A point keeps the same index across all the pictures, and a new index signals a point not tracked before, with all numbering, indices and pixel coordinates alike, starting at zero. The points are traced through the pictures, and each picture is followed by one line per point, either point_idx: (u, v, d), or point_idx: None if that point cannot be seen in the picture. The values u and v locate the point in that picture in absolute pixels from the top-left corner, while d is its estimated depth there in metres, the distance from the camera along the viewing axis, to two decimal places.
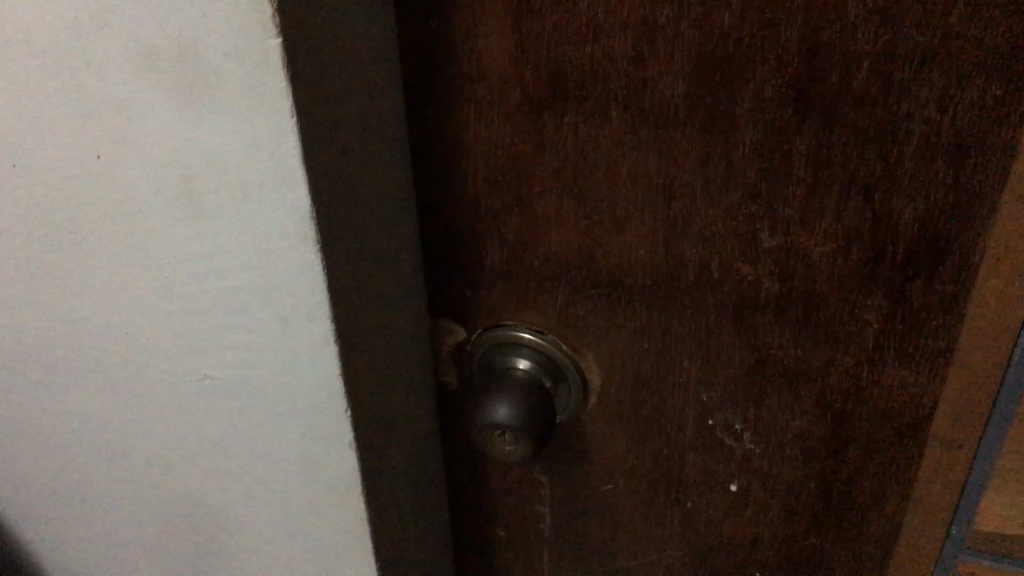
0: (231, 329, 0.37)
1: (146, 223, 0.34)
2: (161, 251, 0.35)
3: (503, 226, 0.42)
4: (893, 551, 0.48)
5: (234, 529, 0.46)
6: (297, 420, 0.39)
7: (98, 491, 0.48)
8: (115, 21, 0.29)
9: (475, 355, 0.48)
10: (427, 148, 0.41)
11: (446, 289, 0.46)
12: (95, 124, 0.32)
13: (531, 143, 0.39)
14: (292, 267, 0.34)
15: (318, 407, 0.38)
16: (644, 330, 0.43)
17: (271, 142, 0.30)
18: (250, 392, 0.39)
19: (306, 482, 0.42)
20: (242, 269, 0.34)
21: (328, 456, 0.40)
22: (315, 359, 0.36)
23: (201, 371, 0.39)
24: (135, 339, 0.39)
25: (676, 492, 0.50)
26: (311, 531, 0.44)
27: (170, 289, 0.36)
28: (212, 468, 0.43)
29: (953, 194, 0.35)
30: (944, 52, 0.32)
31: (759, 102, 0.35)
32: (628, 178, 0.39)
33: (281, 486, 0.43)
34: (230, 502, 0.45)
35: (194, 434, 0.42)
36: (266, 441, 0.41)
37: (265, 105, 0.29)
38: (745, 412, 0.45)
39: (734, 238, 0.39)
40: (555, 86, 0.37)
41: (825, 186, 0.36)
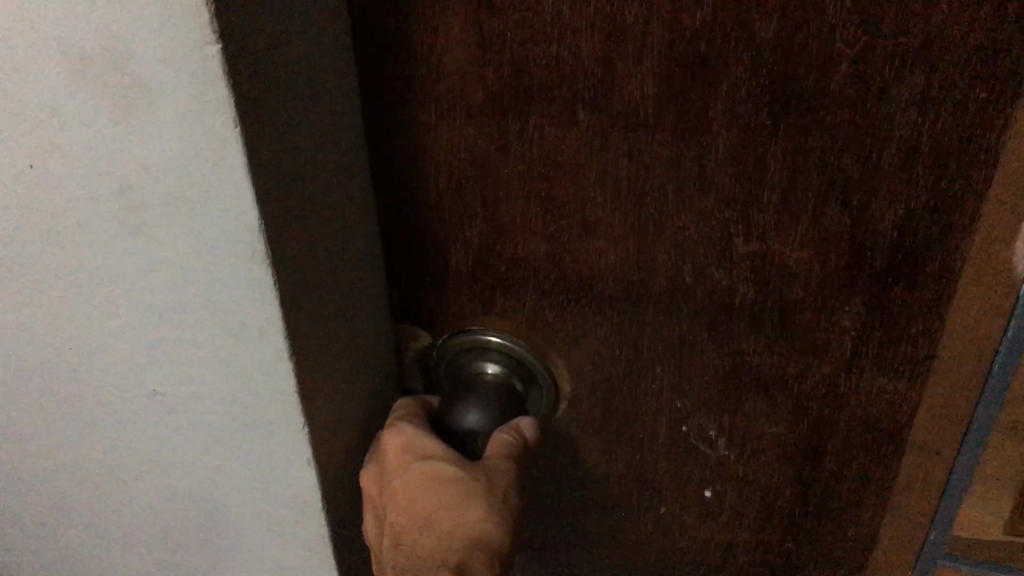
0: (179, 340, 0.36)
1: (86, 234, 0.33)
2: (104, 261, 0.34)
3: (469, 230, 0.41)
4: (871, 555, 0.48)
5: (189, 539, 0.45)
6: (251, 430, 0.38)
7: (47, 505, 0.47)
8: (44, 28, 0.28)
9: (445, 359, 0.47)
10: (386, 152, 0.40)
11: (409, 295, 0.45)
12: (29, 132, 0.31)
13: (496, 146, 0.38)
14: (242, 276, 0.33)
15: (272, 416, 0.37)
16: (615, 336, 0.43)
17: (216, 147, 0.29)
18: (202, 403, 0.38)
19: (262, 492, 0.41)
20: (188, 280, 0.34)
21: (285, 466, 0.39)
22: (268, 369, 0.36)
23: (150, 383, 0.38)
24: (81, 352, 0.38)
25: (650, 498, 0.49)
26: (274, 541, 0.43)
27: (114, 300, 0.36)
28: (164, 478, 0.42)
29: (933, 200, 0.35)
30: (924, 55, 0.31)
31: (732, 105, 0.34)
32: (598, 182, 0.38)
33: (236, 496, 0.42)
34: (185, 511, 0.44)
35: (146, 447, 0.41)
36: (223, 451, 0.40)
37: (207, 109, 0.28)
38: (719, 419, 0.44)
39: (707, 244, 0.38)
40: (520, 88, 0.36)
41: (799, 191, 0.36)
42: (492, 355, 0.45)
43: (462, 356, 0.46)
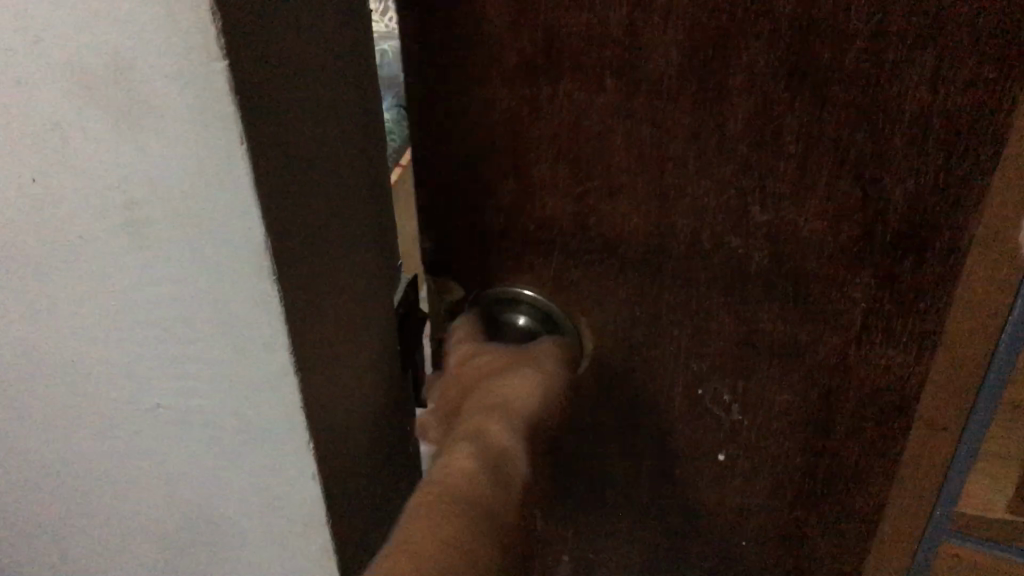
0: (186, 332, 0.39)
1: (97, 233, 0.36)
2: (115, 258, 0.37)
3: (499, 190, 0.43)
4: (880, 526, 0.49)
5: (198, 512, 0.49)
6: (254, 413, 0.41)
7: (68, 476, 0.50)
8: (60, 47, 0.31)
9: (472, 310, 0.49)
10: (424, 116, 0.42)
11: (444, 249, 0.47)
12: (47, 139, 0.34)
13: (527, 110, 0.40)
14: (246, 258, 0.35)
15: (280, 387, 0.39)
16: (634, 299, 0.45)
17: (224, 137, 0.31)
18: (211, 372, 0.41)
19: (265, 470, 0.44)
20: (195, 279, 0.37)
21: (286, 438, 0.41)
22: (269, 359, 0.39)
23: (163, 352, 0.41)
24: (94, 320, 0.41)
25: (666, 459, 0.51)
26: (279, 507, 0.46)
27: (125, 294, 0.39)
28: (174, 454, 0.46)
29: (942, 177, 0.36)
30: (937, 34, 0.33)
31: (752, 78, 0.36)
32: (623, 148, 0.40)
33: (240, 473, 0.45)
34: (193, 484, 0.47)
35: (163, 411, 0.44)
36: (231, 418, 0.42)
37: (213, 102, 0.31)
38: (734, 385, 0.46)
39: (723, 212, 0.40)
40: (551, 55, 0.38)
41: (813, 161, 0.38)
42: (522, 307, 0.48)
43: (490, 307, 0.48)
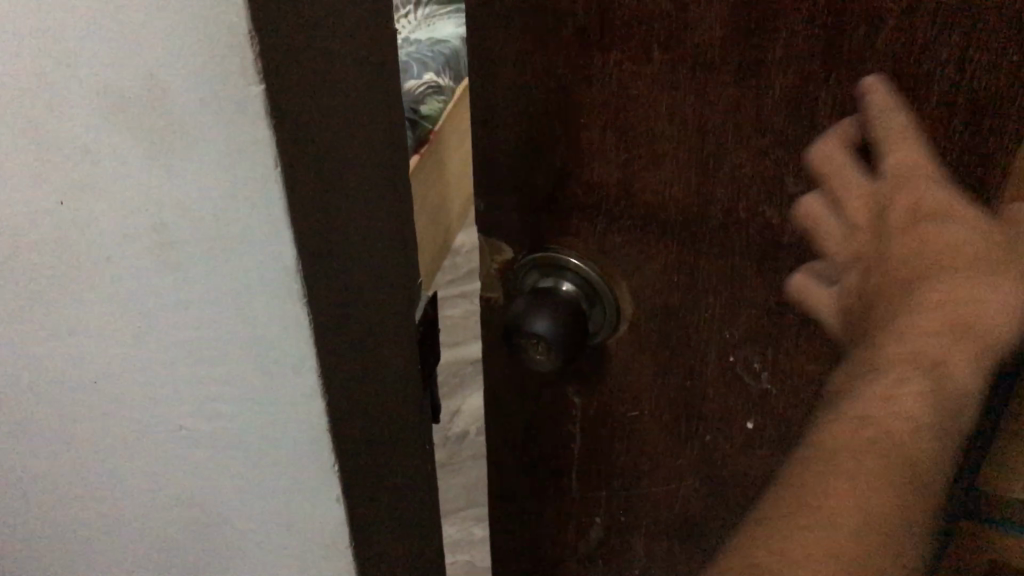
0: (201, 249, 0.42)
1: (117, 161, 0.40)
2: (128, 180, 0.40)
3: (550, 154, 0.45)
4: None
5: (209, 433, 0.52)
6: (240, 277, 0.43)
7: (94, 426, 0.54)
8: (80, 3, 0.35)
9: (518, 276, 0.50)
10: (481, 81, 0.45)
11: (495, 213, 0.49)
12: (65, 75, 0.38)
13: (579, 77, 0.42)
14: (243, 170, 0.39)
15: (280, 313, 0.44)
16: (674, 265, 0.46)
17: (238, 70, 0.35)
18: (202, 268, 0.43)
19: (246, 325, 0.45)
20: (206, 193, 0.40)
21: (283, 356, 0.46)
22: (271, 247, 0.41)
23: (141, 234, 0.42)
24: (81, 200, 0.42)
25: (695, 429, 0.52)
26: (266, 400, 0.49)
27: (138, 224, 0.42)
28: (184, 364, 0.48)
29: (968, 154, 0.37)
30: (965, 13, 0.35)
31: (790, 53, 0.38)
32: (666, 116, 0.42)
33: (236, 357, 0.47)
34: (206, 393, 0.50)
35: (148, 295, 0.45)
36: (223, 318, 0.45)
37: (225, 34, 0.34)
38: (764, 355, 0.47)
39: (759, 183, 0.42)
40: (604, 24, 0.41)
41: (846, 138, 0.39)
42: (567, 275, 0.48)
43: (536, 275, 0.49)
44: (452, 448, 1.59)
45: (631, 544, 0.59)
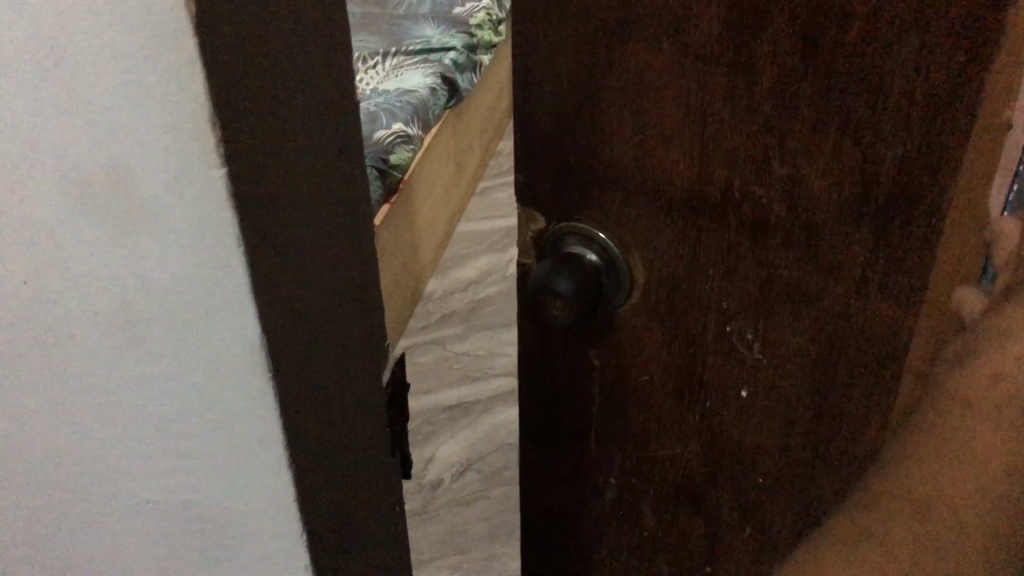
0: (149, 190, 0.43)
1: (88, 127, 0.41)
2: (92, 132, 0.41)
3: (579, 134, 0.53)
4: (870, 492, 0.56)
5: (181, 414, 0.53)
6: (218, 300, 0.47)
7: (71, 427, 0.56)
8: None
9: (551, 241, 0.58)
10: (526, 67, 0.53)
11: (531, 186, 0.57)
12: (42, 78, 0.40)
13: (603, 63, 0.50)
14: (207, 246, 0.44)
15: (222, 316, 0.47)
16: (679, 239, 0.53)
17: (192, 132, 0.40)
18: (167, 330, 0.49)
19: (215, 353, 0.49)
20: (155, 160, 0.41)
21: (238, 387, 0.50)
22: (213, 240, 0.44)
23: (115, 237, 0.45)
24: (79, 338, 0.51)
25: (697, 389, 0.60)
26: (246, 452, 0.54)
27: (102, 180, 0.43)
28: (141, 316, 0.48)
29: (927, 141, 0.44)
30: (919, 17, 0.41)
31: (775, 48, 0.45)
32: (674, 102, 0.49)
33: (195, 314, 0.48)
34: (165, 362, 0.50)
35: (131, 393, 0.53)
36: (171, 317, 0.48)
37: (191, 91, 0.39)
38: (756, 322, 0.55)
39: (751, 165, 0.49)
40: (624, 15, 0.48)
41: (823, 123, 0.46)
42: (594, 247, 0.56)
43: (568, 242, 0.57)
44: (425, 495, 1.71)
45: (640, 497, 0.67)
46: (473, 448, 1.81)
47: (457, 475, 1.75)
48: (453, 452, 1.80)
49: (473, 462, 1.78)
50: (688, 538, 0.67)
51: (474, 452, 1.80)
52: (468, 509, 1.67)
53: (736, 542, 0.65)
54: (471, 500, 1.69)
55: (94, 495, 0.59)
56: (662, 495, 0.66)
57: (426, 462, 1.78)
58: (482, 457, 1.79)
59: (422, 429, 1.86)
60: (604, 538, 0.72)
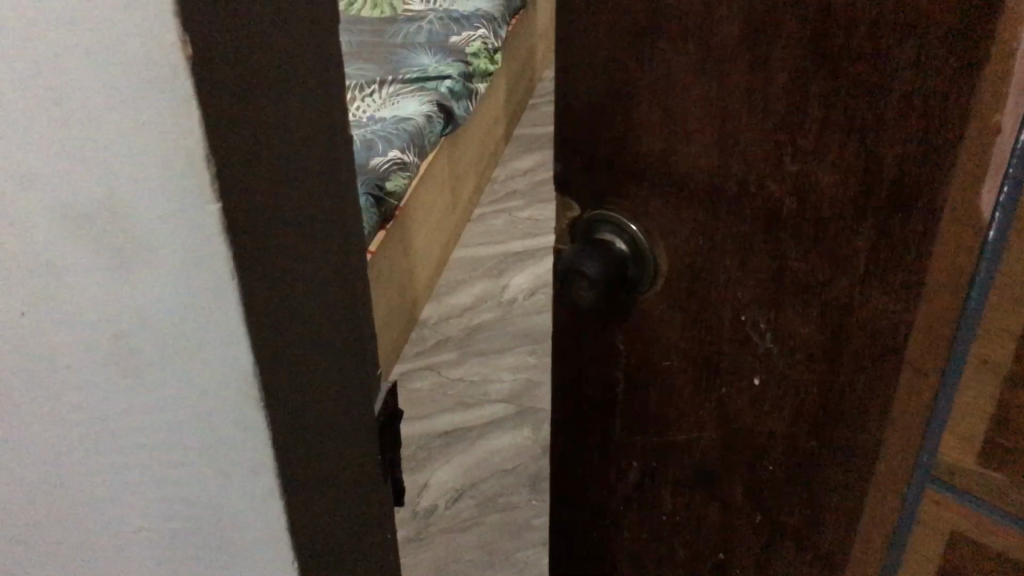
0: (179, 286, 0.46)
1: (89, 92, 0.40)
2: (98, 124, 0.41)
3: (610, 130, 0.58)
4: (874, 470, 0.61)
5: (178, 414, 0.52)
6: (226, 366, 0.49)
7: (72, 429, 0.55)
8: None
9: (582, 226, 0.62)
10: (563, 70, 0.58)
11: (569, 177, 0.62)
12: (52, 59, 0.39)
13: (634, 66, 0.55)
14: (204, 244, 0.44)
15: (235, 381, 0.49)
16: (698, 231, 0.58)
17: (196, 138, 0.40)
18: (174, 370, 0.50)
19: (227, 427, 0.52)
20: (157, 159, 0.41)
21: (239, 442, 0.53)
22: (221, 288, 0.46)
23: (128, 267, 0.46)
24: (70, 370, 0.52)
25: (713, 374, 0.64)
26: (226, 475, 0.55)
27: (103, 177, 0.43)
28: (145, 322, 0.48)
29: (925, 143, 0.47)
30: (917, 30, 0.45)
31: (788, 53, 0.49)
32: (697, 101, 0.54)
33: (213, 402, 0.51)
34: (167, 375, 0.51)
35: (125, 430, 0.54)
36: (171, 316, 0.47)
37: (194, 182, 0.42)
38: (768, 312, 0.59)
39: (765, 161, 0.53)
40: (654, 21, 0.53)
41: (830, 125, 0.50)
42: (623, 236, 0.61)
43: (598, 228, 0.61)
44: (420, 522, 1.72)
45: (658, 478, 0.73)
46: (466, 475, 1.81)
47: (452, 500, 1.76)
48: (448, 478, 1.80)
49: (467, 488, 1.79)
50: (699, 516, 0.73)
51: (468, 478, 1.80)
52: (462, 536, 1.69)
53: (745, 526, 0.71)
54: (466, 526, 1.71)
55: (96, 509, 0.60)
56: (678, 473, 0.72)
57: (421, 487, 1.79)
58: (476, 483, 1.79)
59: (417, 455, 1.86)
60: (620, 514, 0.78)
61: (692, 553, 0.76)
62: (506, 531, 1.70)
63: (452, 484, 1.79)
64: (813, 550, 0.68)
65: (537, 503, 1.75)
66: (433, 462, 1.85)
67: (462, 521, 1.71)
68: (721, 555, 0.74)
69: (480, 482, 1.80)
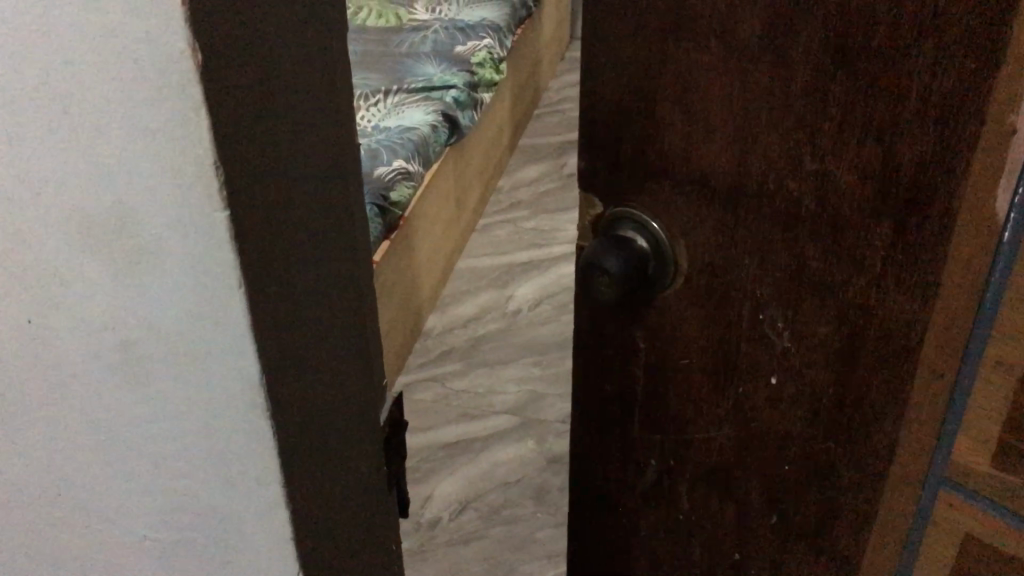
0: (186, 321, 0.44)
1: (100, 125, 0.39)
2: (108, 158, 0.40)
3: (633, 128, 0.59)
4: (888, 475, 0.60)
5: (187, 451, 0.51)
6: (233, 404, 0.47)
7: (82, 462, 0.54)
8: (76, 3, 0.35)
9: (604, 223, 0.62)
10: (590, 68, 0.59)
11: (593, 175, 0.63)
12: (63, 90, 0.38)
13: (657, 64, 0.56)
14: (210, 281, 0.42)
15: (243, 419, 0.48)
16: (719, 228, 0.59)
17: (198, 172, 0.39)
18: (182, 405, 0.49)
19: (233, 466, 0.50)
20: (165, 197, 0.40)
21: (250, 479, 0.51)
22: (227, 326, 0.44)
23: (139, 302, 0.45)
24: (80, 402, 0.51)
25: (732, 371, 0.65)
26: (232, 517, 0.53)
27: (114, 211, 0.41)
28: (155, 357, 0.47)
29: (940, 143, 0.47)
30: (933, 30, 0.45)
31: (808, 52, 0.50)
32: (718, 100, 0.54)
33: (220, 439, 0.49)
34: (175, 410, 0.49)
35: (136, 467, 0.53)
36: (180, 351, 0.46)
37: (199, 215, 0.40)
38: (787, 311, 0.59)
39: (784, 159, 0.53)
40: (678, 20, 0.54)
41: (848, 125, 0.50)
42: (645, 233, 0.61)
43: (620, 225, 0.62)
44: (423, 533, 1.72)
45: (678, 476, 0.74)
46: (469, 486, 1.81)
47: (455, 513, 1.76)
48: (451, 490, 1.80)
49: (469, 499, 1.78)
50: (719, 515, 0.74)
51: (471, 490, 1.80)
52: (464, 548, 1.69)
53: (762, 527, 0.71)
54: (469, 538, 1.71)
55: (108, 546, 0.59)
56: (698, 469, 0.73)
57: (424, 500, 1.79)
58: (478, 495, 1.79)
59: (421, 465, 1.86)
60: (642, 510, 0.80)
61: (712, 552, 0.76)
62: (507, 544, 1.69)
63: (456, 495, 1.79)
64: (828, 553, 0.68)
65: (540, 516, 1.75)
66: (438, 472, 1.85)
67: (465, 533, 1.71)
68: (737, 556, 0.75)
69: (484, 494, 1.80)
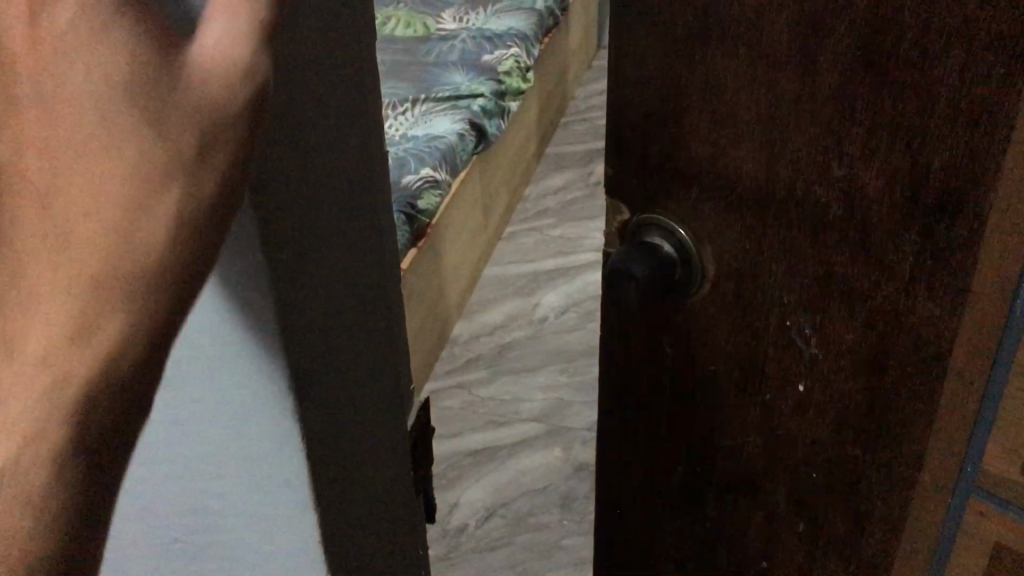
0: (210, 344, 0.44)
1: None
2: None
3: (662, 133, 0.60)
4: (915, 483, 0.60)
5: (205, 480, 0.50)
6: (256, 427, 0.47)
7: None
8: None
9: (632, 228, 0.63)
10: (620, 73, 0.60)
11: (620, 182, 0.64)
12: None
13: (684, 70, 0.56)
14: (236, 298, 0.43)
15: (266, 442, 0.48)
16: (746, 233, 0.59)
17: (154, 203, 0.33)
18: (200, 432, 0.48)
19: (254, 491, 0.50)
20: None
21: (277, 482, 0.49)
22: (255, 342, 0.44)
23: None
24: None
25: (759, 375, 0.65)
26: (248, 544, 0.53)
27: None
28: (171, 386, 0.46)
29: (968, 149, 0.47)
30: (962, 35, 0.45)
31: (835, 57, 0.50)
32: (747, 107, 0.55)
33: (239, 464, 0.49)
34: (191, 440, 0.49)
35: (157, 480, 0.51)
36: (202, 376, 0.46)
37: None
38: (814, 316, 0.59)
39: (812, 165, 0.54)
40: (705, 26, 0.54)
41: (876, 130, 0.50)
42: (672, 239, 0.62)
43: (648, 230, 0.63)
44: (450, 542, 1.72)
45: (706, 481, 0.75)
46: (496, 493, 1.81)
47: (482, 520, 1.76)
48: (479, 497, 1.81)
49: (496, 507, 1.79)
50: (747, 521, 0.74)
51: (497, 497, 1.80)
52: (492, 556, 1.69)
53: (790, 535, 0.71)
54: (497, 545, 1.71)
55: None
56: (726, 475, 0.73)
57: (451, 506, 1.79)
58: (505, 503, 1.79)
59: (447, 473, 1.86)
60: (671, 515, 0.80)
61: (740, 558, 0.76)
62: (535, 552, 1.69)
63: (483, 503, 1.79)
64: (858, 561, 0.68)
65: (568, 523, 1.75)
66: (465, 480, 1.85)
67: (492, 541, 1.71)
68: (764, 563, 0.75)
69: (511, 502, 1.80)
